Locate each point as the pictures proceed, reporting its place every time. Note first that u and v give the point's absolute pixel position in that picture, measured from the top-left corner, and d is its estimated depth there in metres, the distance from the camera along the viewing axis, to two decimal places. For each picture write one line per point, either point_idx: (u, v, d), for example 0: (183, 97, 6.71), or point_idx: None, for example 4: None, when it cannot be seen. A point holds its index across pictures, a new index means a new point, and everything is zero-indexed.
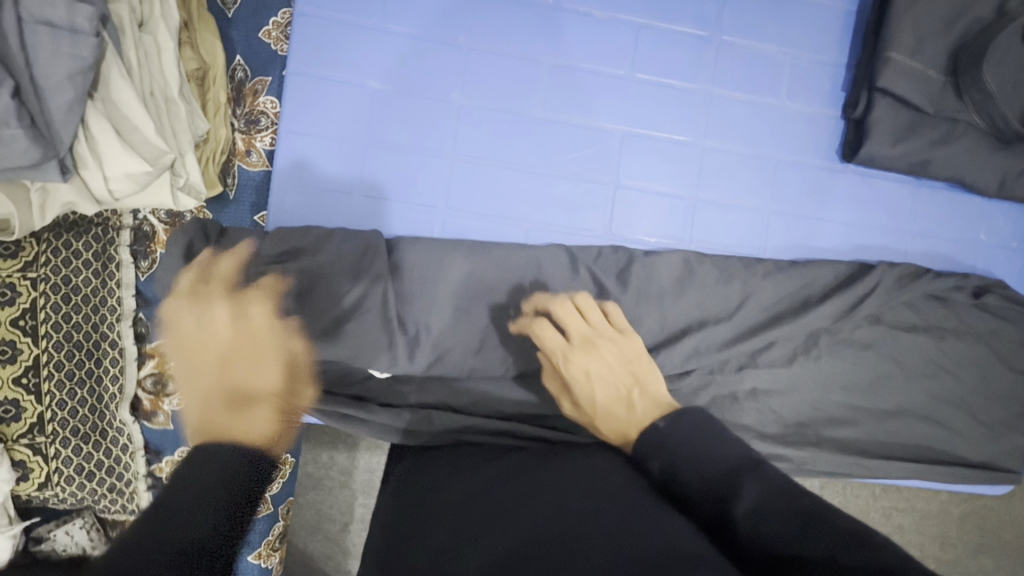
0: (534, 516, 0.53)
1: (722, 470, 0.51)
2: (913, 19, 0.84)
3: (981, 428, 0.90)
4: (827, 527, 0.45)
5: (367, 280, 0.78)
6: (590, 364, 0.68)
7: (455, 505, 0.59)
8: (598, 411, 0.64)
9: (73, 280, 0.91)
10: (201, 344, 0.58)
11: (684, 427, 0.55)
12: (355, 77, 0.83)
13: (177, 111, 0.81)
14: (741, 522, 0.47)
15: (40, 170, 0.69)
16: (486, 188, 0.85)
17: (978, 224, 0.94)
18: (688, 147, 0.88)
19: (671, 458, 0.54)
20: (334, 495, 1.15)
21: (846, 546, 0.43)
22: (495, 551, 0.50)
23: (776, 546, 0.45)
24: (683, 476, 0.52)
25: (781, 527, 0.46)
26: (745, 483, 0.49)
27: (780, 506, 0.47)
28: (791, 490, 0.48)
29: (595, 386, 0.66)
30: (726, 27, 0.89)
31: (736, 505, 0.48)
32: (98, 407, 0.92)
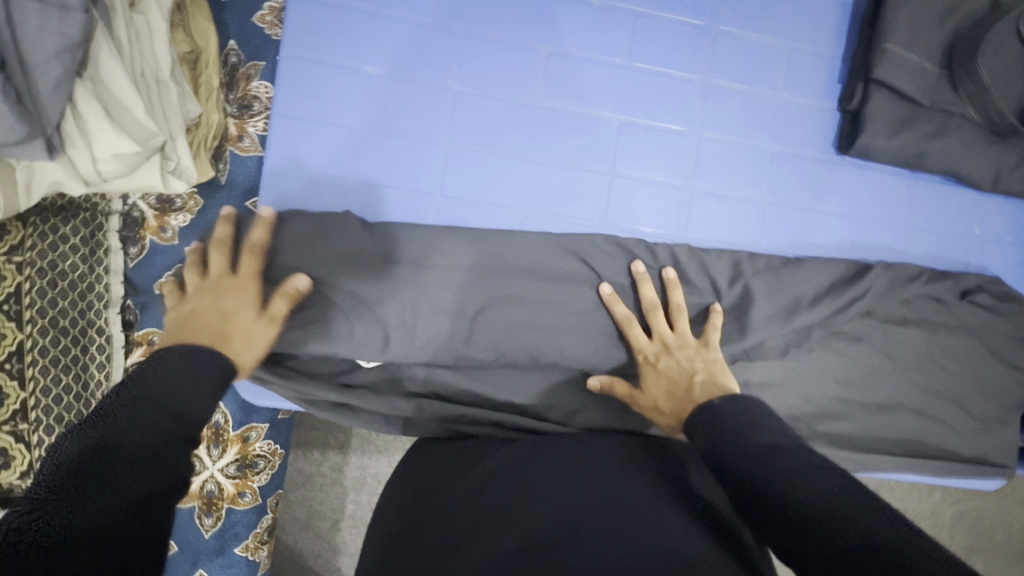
0: (538, 508, 0.56)
1: (755, 446, 0.55)
2: (910, 11, 0.84)
3: (973, 423, 0.90)
4: (848, 500, 0.48)
5: (358, 264, 0.77)
6: (664, 358, 0.75)
7: (483, 480, 0.63)
8: (667, 401, 0.72)
9: (59, 265, 0.90)
10: (209, 287, 0.70)
11: (727, 409, 0.61)
12: (350, 60, 0.82)
13: (169, 93, 0.80)
14: (771, 491, 0.50)
15: (26, 146, 0.67)
16: (480, 175, 0.85)
17: (972, 218, 0.94)
18: (684, 137, 0.88)
19: (712, 435, 0.59)
20: (325, 492, 1.14)
21: (863, 513, 0.46)
22: (505, 535, 0.53)
23: (796, 508, 0.48)
24: (721, 452, 0.57)
25: (809, 493, 0.49)
26: (777, 458, 0.53)
27: (806, 481, 0.50)
28: (822, 468, 0.52)
29: (665, 380, 0.73)
30: (723, 17, 0.89)
31: (768, 481, 0.51)
32: (83, 395, 0.91)
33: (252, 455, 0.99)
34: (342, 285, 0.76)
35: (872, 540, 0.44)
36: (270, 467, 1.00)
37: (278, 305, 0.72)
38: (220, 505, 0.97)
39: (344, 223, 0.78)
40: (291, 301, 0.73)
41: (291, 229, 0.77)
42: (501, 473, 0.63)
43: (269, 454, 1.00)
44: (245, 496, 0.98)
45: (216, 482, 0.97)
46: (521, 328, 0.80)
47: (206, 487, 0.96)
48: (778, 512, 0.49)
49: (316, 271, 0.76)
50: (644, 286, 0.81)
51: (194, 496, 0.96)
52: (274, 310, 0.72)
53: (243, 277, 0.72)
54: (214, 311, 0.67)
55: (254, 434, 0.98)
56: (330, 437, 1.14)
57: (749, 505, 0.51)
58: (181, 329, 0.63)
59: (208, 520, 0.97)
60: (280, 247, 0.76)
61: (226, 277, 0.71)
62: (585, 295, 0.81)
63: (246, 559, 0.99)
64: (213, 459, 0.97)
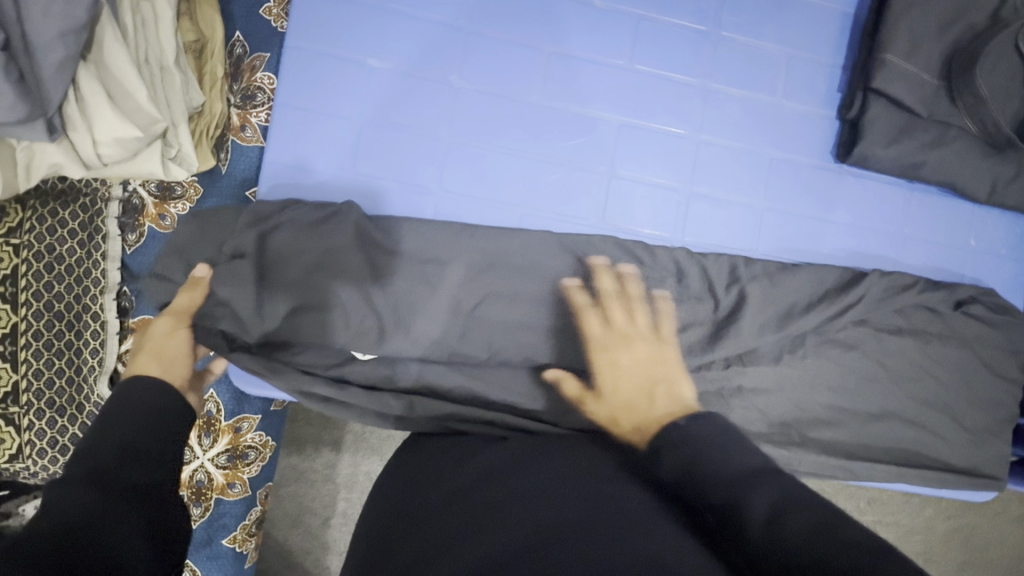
0: (520, 513, 0.54)
1: (737, 473, 0.52)
2: (909, 22, 0.85)
3: (966, 434, 0.90)
4: (841, 542, 0.45)
5: (353, 258, 0.77)
6: (620, 355, 0.73)
7: (468, 489, 0.60)
8: (615, 404, 0.69)
9: (56, 249, 0.90)
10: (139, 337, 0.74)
11: (699, 426, 0.57)
12: (352, 53, 0.83)
13: (172, 80, 0.81)
14: (761, 523, 0.48)
15: (27, 127, 0.67)
16: (480, 170, 0.85)
17: (967, 230, 0.94)
18: (684, 140, 0.89)
19: (687, 457, 0.55)
20: (316, 489, 1.13)
21: (858, 559, 0.43)
22: (490, 541, 0.51)
23: (786, 552, 0.45)
24: (699, 477, 0.53)
25: (799, 531, 0.46)
26: (761, 487, 0.50)
27: (796, 512, 0.47)
28: (810, 502, 0.49)
29: (618, 380, 0.71)
30: (726, 23, 0.90)
31: (758, 512, 0.48)
32: (75, 379, 0.90)
33: (244, 446, 0.98)
34: (340, 276, 0.76)
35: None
36: (261, 459, 1.00)
37: (181, 299, 0.73)
38: (209, 495, 0.96)
39: (340, 217, 0.78)
40: (194, 291, 0.73)
41: (286, 220, 0.76)
42: (492, 478, 0.61)
43: (260, 446, 1.00)
44: (235, 487, 0.98)
45: (205, 471, 0.96)
46: (515, 326, 0.80)
47: (196, 477, 0.95)
48: (766, 554, 0.46)
49: (312, 261, 0.76)
50: (601, 276, 0.81)
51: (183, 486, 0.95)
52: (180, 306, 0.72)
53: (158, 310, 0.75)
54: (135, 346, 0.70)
55: (246, 425, 0.98)
56: (323, 433, 1.14)
57: (734, 541, 0.48)
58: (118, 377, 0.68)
59: (197, 510, 0.95)
60: (273, 239, 0.76)
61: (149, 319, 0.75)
62: (580, 296, 0.81)
63: (233, 551, 0.98)
64: (204, 448, 0.96)
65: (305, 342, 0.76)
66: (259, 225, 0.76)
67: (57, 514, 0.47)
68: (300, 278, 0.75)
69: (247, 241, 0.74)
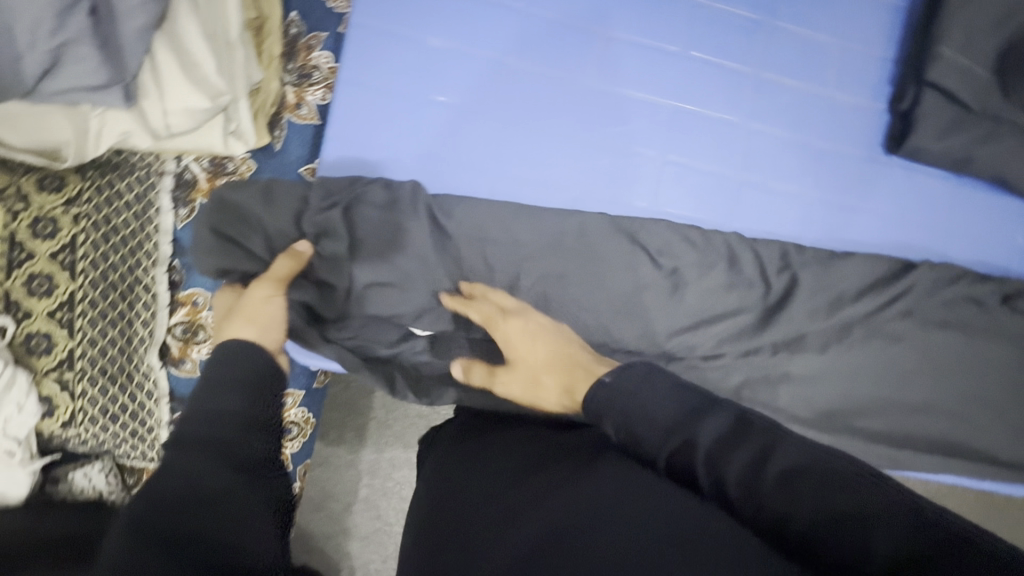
0: (558, 494, 0.52)
1: (675, 423, 0.55)
2: (965, 15, 0.86)
3: (1010, 429, 0.90)
4: (775, 469, 0.50)
5: (421, 235, 0.79)
6: (515, 337, 0.73)
7: (491, 478, 0.59)
8: (532, 387, 0.71)
9: (113, 220, 0.91)
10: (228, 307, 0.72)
11: (624, 382, 0.59)
12: (414, 32, 0.84)
13: (235, 56, 0.80)
14: (716, 456, 0.52)
15: (103, 93, 0.69)
16: (535, 151, 0.86)
17: (1014, 227, 0.94)
18: (735, 128, 0.89)
19: (625, 420, 0.57)
20: (339, 474, 1.13)
21: (792, 483, 0.48)
22: (531, 520, 0.50)
23: (735, 493, 0.50)
24: (643, 435, 0.55)
25: (742, 471, 0.51)
26: (705, 424, 0.54)
27: (742, 438, 0.53)
28: (743, 435, 0.53)
29: (527, 360, 0.72)
30: (781, 13, 0.91)
31: (708, 445, 0.53)
32: (126, 348, 0.92)
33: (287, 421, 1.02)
34: (407, 253, 0.78)
35: (806, 518, 0.46)
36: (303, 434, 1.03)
37: (282, 266, 0.73)
38: None
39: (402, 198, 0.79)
40: (294, 261, 0.74)
41: (359, 202, 0.78)
42: (528, 469, 0.58)
43: None
44: None
45: None
46: (572, 306, 0.81)
47: None
48: (715, 496, 0.51)
49: (378, 233, 0.78)
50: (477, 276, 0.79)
51: None
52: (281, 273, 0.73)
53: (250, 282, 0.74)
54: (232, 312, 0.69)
55: (290, 401, 1.02)
56: (349, 418, 1.13)
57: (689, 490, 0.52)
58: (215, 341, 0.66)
59: None
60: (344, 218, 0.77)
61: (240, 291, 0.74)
62: (636, 276, 0.82)
63: None
64: None
65: (368, 315, 0.78)
66: (338, 202, 0.78)
67: (184, 491, 0.50)
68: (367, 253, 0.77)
69: (335, 221, 0.77)
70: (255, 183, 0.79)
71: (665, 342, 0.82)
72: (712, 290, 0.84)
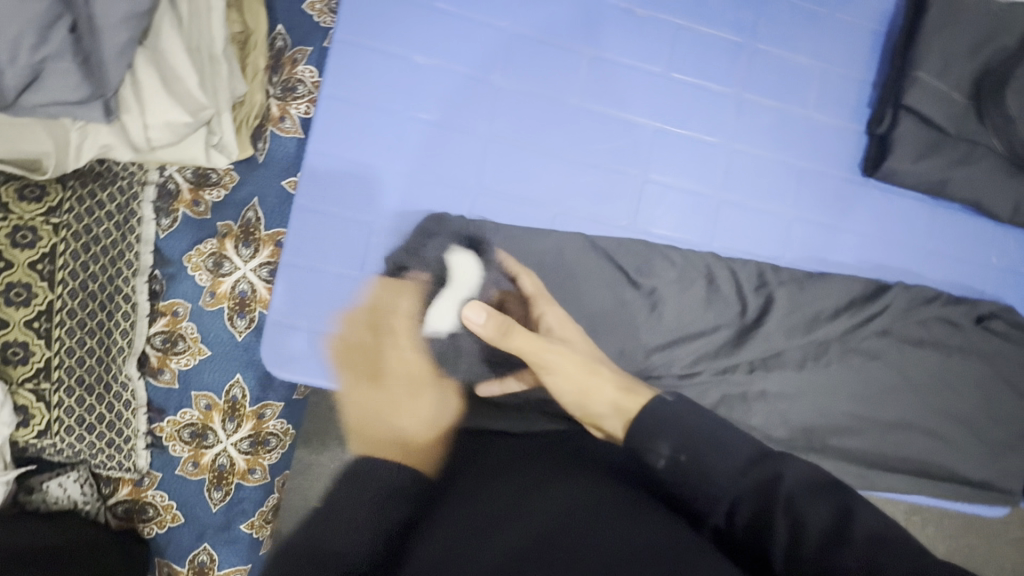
0: (537, 502, 0.50)
1: (747, 462, 0.52)
2: (941, 43, 0.88)
3: (984, 448, 0.91)
4: (858, 537, 0.45)
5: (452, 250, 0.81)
6: (565, 320, 0.81)
7: (473, 490, 0.57)
8: (589, 368, 0.76)
9: (94, 230, 0.89)
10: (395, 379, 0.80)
11: (690, 407, 0.57)
12: (399, 49, 0.85)
13: (219, 70, 0.81)
14: (792, 507, 0.48)
15: (85, 108, 0.70)
16: (517, 167, 0.86)
17: (989, 248, 0.96)
18: (716, 148, 0.90)
19: (689, 446, 0.53)
20: None
21: (875, 547, 0.45)
22: (506, 531, 0.48)
23: (809, 548, 0.46)
24: (713, 467, 0.52)
25: (820, 526, 0.47)
26: (782, 473, 0.51)
27: (819, 496, 0.49)
28: (824, 490, 0.49)
29: (574, 340, 0.79)
30: (762, 35, 0.92)
31: (783, 494, 0.49)
32: (105, 359, 0.90)
33: (265, 433, 0.98)
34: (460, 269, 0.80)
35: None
36: (282, 447, 0.98)
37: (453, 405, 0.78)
38: (230, 480, 0.97)
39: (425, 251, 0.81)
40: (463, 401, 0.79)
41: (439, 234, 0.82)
42: (517, 467, 0.58)
43: (281, 433, 0.98)
44: (255, 473, 0.97)
45: (228, 455, 0.96)
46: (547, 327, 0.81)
47: (218, 460, 0.96)
48: (788, 553, 0.46)
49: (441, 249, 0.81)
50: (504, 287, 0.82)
51: (205, 469, 0.96)
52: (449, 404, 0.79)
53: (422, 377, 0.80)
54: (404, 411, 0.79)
55: (269, 412, 0.98)
56: None
57: (753, 540, 0.48)
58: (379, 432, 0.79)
59: (217, 493, 0.96)
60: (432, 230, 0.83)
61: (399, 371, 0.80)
62: (613, 295, 0.83)
63: (250, 537, 0.97)
64: (227, 433, 0.97)
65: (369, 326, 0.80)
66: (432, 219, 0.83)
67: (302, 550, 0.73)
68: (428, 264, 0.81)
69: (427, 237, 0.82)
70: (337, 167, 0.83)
71: (644, 359, 0.83)
72: (687, 309, 0.85)
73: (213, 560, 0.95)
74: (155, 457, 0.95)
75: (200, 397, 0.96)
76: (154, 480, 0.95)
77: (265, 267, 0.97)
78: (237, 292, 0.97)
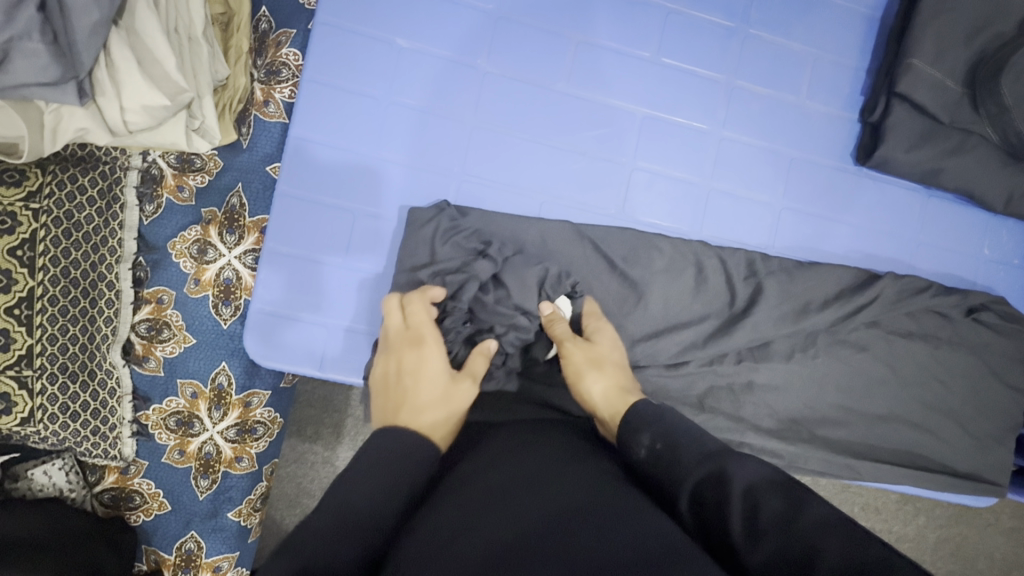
0: (539, 502, 0.46)
1: (712, 450, 0.51)
2: (937, 28, 0.86)
3: (971, 439, 0.90)
4: (810, 519, 0.42)
5: (467, 252, 0.78)
6: (605, 330, 0.74)
7: (473, 468, 0.53)
8: (596, 362, 0.69)
9: (75, 216, 0.88)
10: (399, 340, 0.65)
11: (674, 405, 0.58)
12: (381, 32, 0.83)
13: (199, 51, 0.81)
14: (748, 496, 0.46)
15: (58, 90, 0.69)
16: (500, 156, 0.85)
17: (982, 239, 0.95)
18: (705, 135, 0.89)
19: (665, 434, 0.54)
20: (315, 470, 1.11)
21: (826, 535, 0.41)
22: (501, 525, 0.44)
23: (765, 531, 0.43)
24: (682, 454, 0.51)
25: (774, 512, 0.44)
26: (744, 462, 0.49)
27: (774, 488, 0.46)
28: (784, 485, 0.46)
29: (606, 345, 0.72)
30: (754, 21, 0.90)
31: (738, 483, 0.46)
32: (88, 346, 0.88)
33: (252, 421, 0.97)
34: (469, 267, 0.76)
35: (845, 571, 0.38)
36: (269, 435, 0.98)
37: (477, 365, 0.66)
38: (217, 468, 0.95)
39: (480, 273, 0.75)
40: (484, 360, 0.67)
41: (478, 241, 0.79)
42: (513, 457, 0.54)
43: (268, 422, 0.98)
44: (242, 461, 0.96)
45: (214, 444, 0.95)
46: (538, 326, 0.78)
47: (204, 449, 0.95)
48: (746, 539, 0.43)
49: (463, 249, 0.77)
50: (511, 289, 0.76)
51: (191, 457, 0.94)
52: (474, 369, 0.66)
53: (420, 325, 0.66)
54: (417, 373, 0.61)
55: (256, 400, 0.96)
56: (319, 416, 1.12)
57: (714, 524, 0.45)
58: (395, 401, 0.58)
59: (204, 482, 0.95)
60: (466, 232, 0.78)
61: (418, 326, 0.66)
62: (599, 284, 0.82)
63: (238, 524, 0.97)
64: (213, 421, 0.95)
65: (361, 310, 0.81)
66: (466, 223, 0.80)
67: None
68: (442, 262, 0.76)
69: (465, 245, 0.78)
70: (331, 156, 0.82)
71: (629, 348, 0.81)
72: (677, 300, 0.84)
73: (200, 548, 0.95)
74: (142, 445, 0.93)
75: (185, 385, 0.94)
76: (140, 467, 0.93)
77: (250, 255, 0.96)
78: (222, 279, 0.95)
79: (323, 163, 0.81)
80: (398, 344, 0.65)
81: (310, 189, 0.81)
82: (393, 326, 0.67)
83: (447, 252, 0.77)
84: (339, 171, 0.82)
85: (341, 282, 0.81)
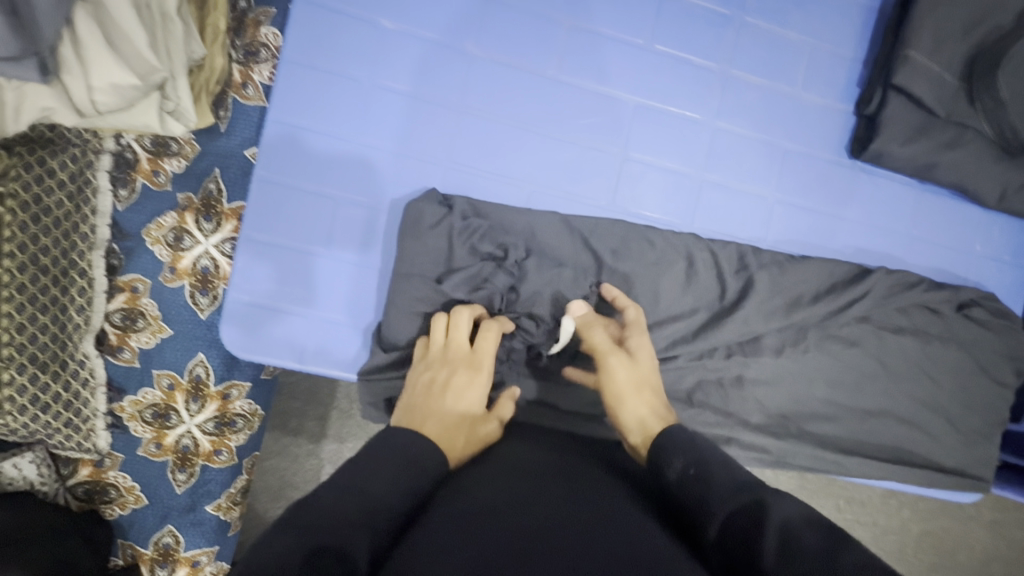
0: (540, 504, 0.47)
1: (749, 483, 0.49)
2: (936, 18, 0.84)
3: (958, 435, 0.90)
4: (847, 566, 0.40)
5: (483, 254, 0.78)
6: (644, 343, 0.73)
7: (471, 472, 0.54)
8: (637, 385, 0.68)
9: (43, 200, 0.82)
10: (455, 359, 0.68)
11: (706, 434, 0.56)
12: (365, 12, 0.80)
13: (173, 30, 0.77)
14: (785, 529, 0.43)
15: (18, 66, 0.65)
16: (489, 145, 0.82)
17: (974, 236, 0.94)
18: (699, 126, 0.87)
19: (698, 459, 0.52)
20: (299, 462, 1.09)
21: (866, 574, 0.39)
22: (505, 521, 0.44)
23: (799, 561, 0.41)
24: (716, 482, 0.49)
25: (811, 546, 0.42)
26: (782, 497, 0.47)
27: (811, 525, 0.44)
28: (821, 522, 0.44)
29: (645, 363, 0.71)
30: (750, 8, 0.88)
31: (775, 516, 0.44)
32: (59, 337, 0.84)
33: (231, 414, 0.94)
34: (487, 276, 0.76)
35: None
36: (250, 428, 0.96)
37: (504, 406, 0.69)
38: (195, 461, 0.93)
39: (498, 285, 0.76)
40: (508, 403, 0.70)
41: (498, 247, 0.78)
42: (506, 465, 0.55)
43: (248, 414, 0.96)
44: (221, 454, 0.94)
45: (192, 437, 0.92)
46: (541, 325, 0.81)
47: (181, 442, 0.92)
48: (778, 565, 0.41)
49: (479, 254, 0.77)
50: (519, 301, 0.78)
51: (168, 450, 0.92)
52: (499, 410, 0.68)
53: (483, 356, 0.69)
54: (460, 396, 0.64)
55: (235, 392, 0.95)
56: (301, 408, 1.10)
57: (744, 551, 0.44)
58: (433, 407, 0.62)
59: (181, 475, 0.92)
60: (484, 237, 0.78)
61: (477, 353, 0.69)
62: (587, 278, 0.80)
63: (217, 518, 0.95)
64: (191, 413, 0.92)
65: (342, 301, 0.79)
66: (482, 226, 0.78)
67: None
68: (463, 266, 0.76)
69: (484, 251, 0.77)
70: (313, 142, 0.79)
71: None
72: (665, 293, 0.82)
73: (178, 542, 0.93)
74: (117, 437, 0.90)
75: (162, 376, 0.91)
76: (116, 460, 0.90)
77: (229, 243, 0.94)
78: (199, 268, 0.92)
79: (304, 149, 0.78)
80: (454, 362, 0.68)
81: (304, 175, 0.78)
82: (458, 344, 0.70)
83: (466, 255, 0.77)
84: (319, 157, 0.79)
85: (323, 272, 0.78)
